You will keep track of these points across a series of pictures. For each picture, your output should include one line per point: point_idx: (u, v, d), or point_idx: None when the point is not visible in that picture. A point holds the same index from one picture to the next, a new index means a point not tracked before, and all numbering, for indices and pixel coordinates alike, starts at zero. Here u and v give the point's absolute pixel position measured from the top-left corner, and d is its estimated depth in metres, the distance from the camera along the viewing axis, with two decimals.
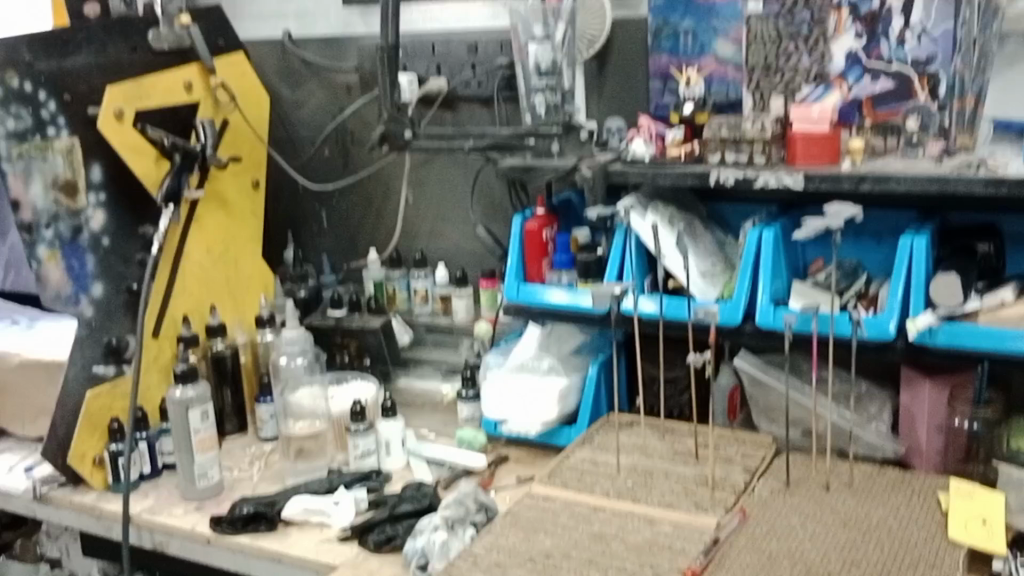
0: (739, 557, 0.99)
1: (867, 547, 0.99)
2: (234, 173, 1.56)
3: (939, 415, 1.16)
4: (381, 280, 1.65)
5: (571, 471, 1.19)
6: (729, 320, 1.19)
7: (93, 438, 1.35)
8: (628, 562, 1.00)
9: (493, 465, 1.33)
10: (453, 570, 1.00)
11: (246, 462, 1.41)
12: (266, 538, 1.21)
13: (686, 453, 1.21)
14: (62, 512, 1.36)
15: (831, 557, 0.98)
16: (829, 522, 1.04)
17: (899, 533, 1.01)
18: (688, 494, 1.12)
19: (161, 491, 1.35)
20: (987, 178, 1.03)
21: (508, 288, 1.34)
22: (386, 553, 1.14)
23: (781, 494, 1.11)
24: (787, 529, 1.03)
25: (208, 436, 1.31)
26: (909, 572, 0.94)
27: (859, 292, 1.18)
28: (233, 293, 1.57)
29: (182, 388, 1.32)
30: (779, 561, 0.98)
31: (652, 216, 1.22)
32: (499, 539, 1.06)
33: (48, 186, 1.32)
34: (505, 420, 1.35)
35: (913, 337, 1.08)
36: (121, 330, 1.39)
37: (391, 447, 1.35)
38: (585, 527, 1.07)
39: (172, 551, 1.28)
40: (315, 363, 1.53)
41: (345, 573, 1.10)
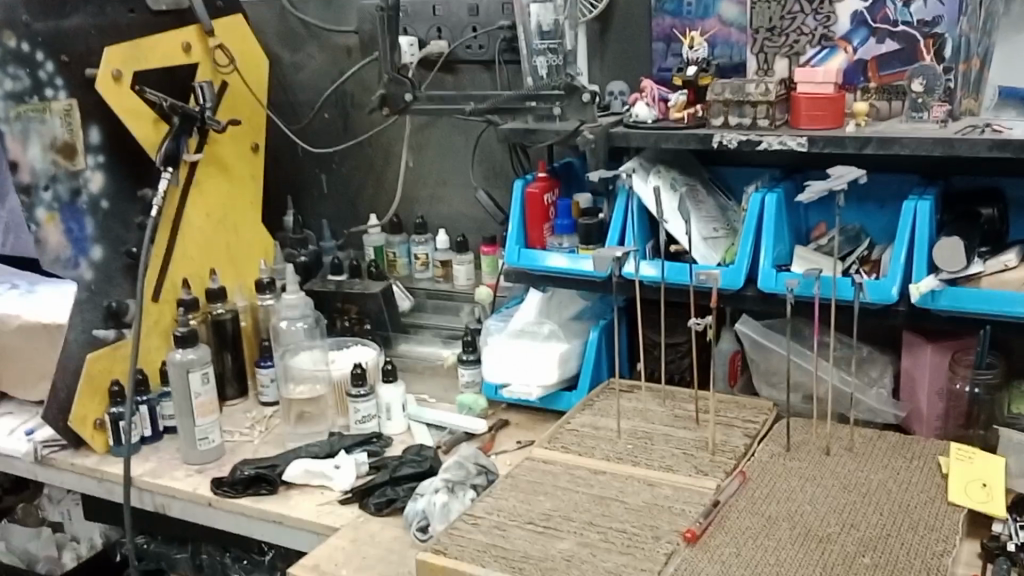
0: (738, 519, 1.00)
1: (867, 510, 0.99)
2: (233, 137, 1.55)
3: (940, 380, 1.17)
4: (382, 246, 1.66)
5: (572, 434, 1.20)
6: (730, 285, 1.19)
7: (94, 401, 1.34)
8: (628, 524, 1.00)
9: (493, 429, 1.33)
10: (453, 532, 1.00)
11: (246, 425, 1.42)
12: (267, 500, 1.21)
13: (686, 417, 1.21)
14: (64, 475, 1.36)
15: (830, 520, 0.98)
16: (829, 485, 1.04)
17: (899, 496, 1.01)
18: (688, 458, 1.12)
19: (162, 454, 1.35)
20: (992, 140, 1.02)
21: (509, 253, 1.33)
22: (388, 515, 1.14)
23: (781, 457, 1.11)
24: (786, 492, 1.04)
25: (209, 400, 1.32)
26: (908, 534, 0.95)
27: (862, 257, 1.18)
28: (233, 257, 1.57)
29: (182, 350, 1.32)
30: (779, 523, 0.98)
31: (655, 180, 1.22)
32: (500, 502, 1.06)
33: (46, 148, 1.31)
34: (505, 384, 1.35)
35: (914, 301, 1.08)
36: (121, 294, 1.39)
37: (391, 411, 1.35)
38: (585, 490, 1.07)
39: (174, 514, 1.29)
40: (315, 328, 1.53)
41: (346, 535, 1.11)
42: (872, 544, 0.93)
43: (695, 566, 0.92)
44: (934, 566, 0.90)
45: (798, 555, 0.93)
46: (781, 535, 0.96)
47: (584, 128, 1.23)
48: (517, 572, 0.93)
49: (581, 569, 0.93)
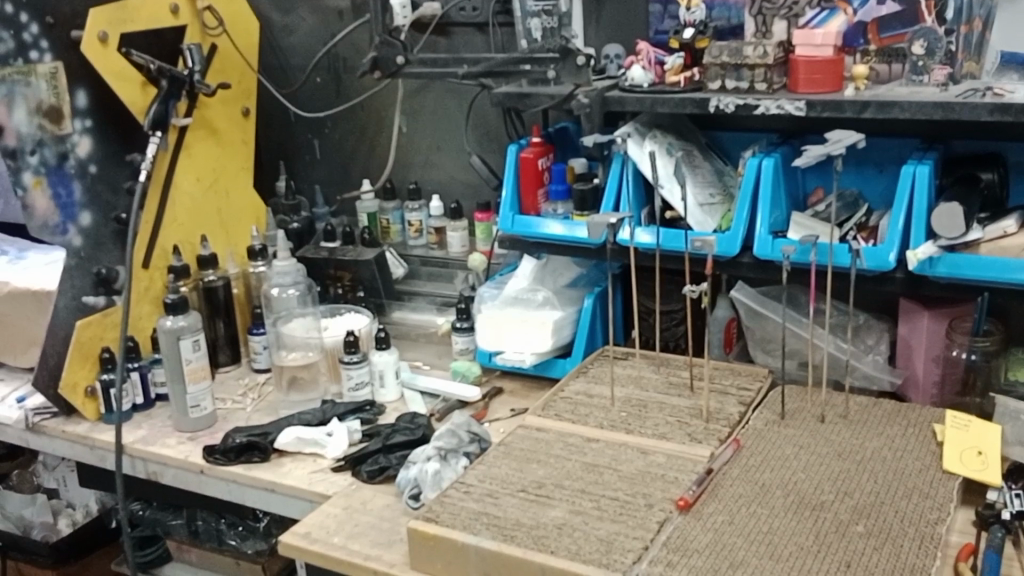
0: (732, 488, 0.99)
1: (861, 477, 0.99)
2: (223, 100, 1.53)
3: (937, 346, 1.16)
4: (375, 213, 1.64)
5: (566, 402, 1.19)
6: (726, 252, 1.17)
7: (85, 367, 1.33)
8: (620, 492, 1.00)
9: (487, 397, 1.32)
10: (445, 500, 1.00)
11: (239, 393, 1.41)
12: (259, 468, 1.21)
13: (680, 385, 1.20)
14: (56, 443, 1.36)
15: (824, 488, 0.97)
16: (824, 453, 1.03)
17: (894, 464, 1.01)
18: (682, 426, 1.11)
19: (154, 422, 1.34)
20: (993, 104, 1.00)
21: (503, 220, 1.31)
22: (380, 483, 1.14)
23: (776, 425, 1.10)
24: (781, 459, 1.03)
25: (200, 366, 1.31)
26: (902, 502, 0.94)
27: (859, 223, 1.16)
28: (224, 224, 1.55)
29: (172, 317, 1.30)
30: (772, 491, 0.98)
31: (650, 145, 1.20)
32: (492, 470, 1.05)
33: (32, 112, 1.29)
34: (500, 351, 1.34)
35: (912, 267, 1.06)
36: (111, 260, 1.37)
37: (384, 378, 1.34)
38: (578, 458, 1.06)
39: (166, 482, 1.28)
40: (308, 295, 1.52)
41: (338, 503, 1.10)
42: (867, 512, 0.93)
43: (687, 534, 0.92)
44: (928, 534, 0.89)
45: (791, 523, 0.92)
46: (775, 503, 0.95)
47: (579, 91, 1.21)
48: (509, 540, 0.92)
49: (573, 537, 0.92)
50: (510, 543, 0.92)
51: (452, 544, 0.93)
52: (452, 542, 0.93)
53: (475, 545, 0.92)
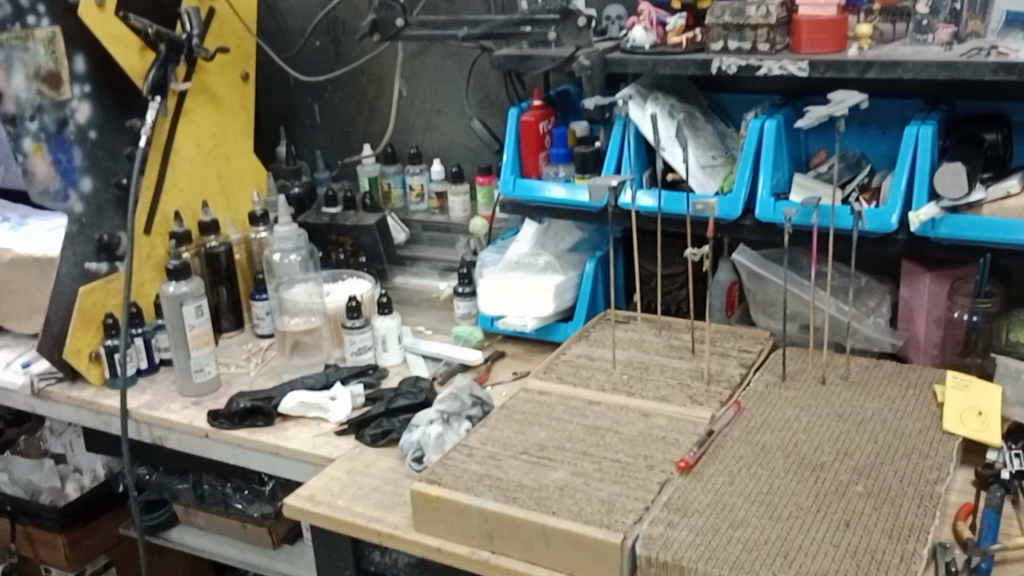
0: (732, 450, 0.99)
1: (861, 438, 0.99)
2: (222, 65, 1.52)
3: (939, 307, 1.15)
4: (376, 177, 1.63)
5: (568, 365, 1.19)
6: (728, 214, 1.17)
7: (89, 333, 1.34)
8: (622, 453, 1.00)
9: (489, 360, 1.33)
10: (448, 462, 1.01)
11: (243, 358, 1.41)
12: (263, 432, 1.21)
13: (682, 348, 1.20)
14: (61, 408, 1.36)
15: (824, 449, 0.98)
16: (824, 415, 1.04)
17: (894, 424, 1.01)
18: (683, 388, 1.11)
19: (159, 386, 1.35)
20: (998, 63, 0.99)
21: (504, 183, 1.31)
22: (383, 446, 1.14)
23: (777, 387, 1.10)
24: (781, 420, 1.04)
25: (203, 332, 1.31)
26: (901, 462, 0.95)
27: (861, 185, 1.16)
28: (226, 189, 1.55)
29: (175, 283, 1.31)
30: (772, 452, 0.98)
31: (652, 107, 1.19)
32: (494, 432, 1.06)
33: (30, 77, 1.30)
34: (502, 315, 1.35)
35: (914, 228, 1.06)
36: (112, 227, 1.37)
37: (387, 343, 1.35)
38: (580, 420, 1.07)
39: (171, 446, 1.29)
40: (309, 260, 1.53)
41: (342, 465, 1.11)
42: (867, 472, 0.93)
43: (687, 495, 0.92)
44: (927, 494, 0.90)
45: (791, 483, 0.93)
46: (775, 464, 0.96)
47: (580, 53, 1.20)
48: (511, 501, 0.93)
49: (574, 498, 0.93)
50: (512, 504, 0.93)
51: (455, 505, 0.94)
52: (455, 504, 0.94)
53: (479, 507, 0.93)
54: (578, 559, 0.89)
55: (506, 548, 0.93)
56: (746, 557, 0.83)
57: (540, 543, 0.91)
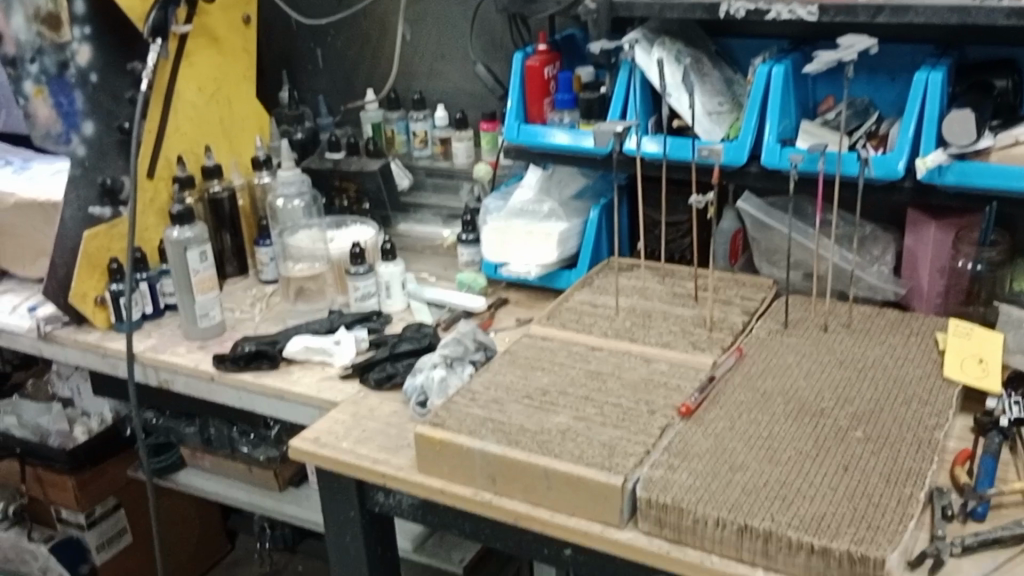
0: (733, 395, 1.00)
1: (861, 385, 1.00)
2: (222, 8, 1.50)
3: (943, 257, 1.15)
4: (380, 123, 1.62)
5: (571, 311, 1.20)
6: (733, 161, 1.17)
7: (94, 277, 1.35)
8: (623, 398, 1.01)
9: (493, 307, 1.33)
10: (451, 406, 1.01)
11: (247, 303, 1.42)
12: (268, 375, 1.22)
13: (685, 295, 1.21)
14: (68, 351, 1.37)
15: (824, 395, 0.99)
16: (825, 361, 1.04)
17: (894, 372, 1.01)
18: (686, 334, 1.12)
19: (164, 330, 1.36)
20: (1010, 8, 0.98)
21: (508, 129, 1.30)
22: (387, 390, 1.15)
23: (779, 334, 1.11)
24: (783, 367, 1.04)
25: (208, 277, 1.31)
26: (901, 408, 0.95)
27: (869, 132, 1.15)
28: (229, 134, 1.54)
29: (179, 228, 1.31)
30: (773, 397, 0.99)
31: (658, 52, 1.18)
32: (497, 377, 1.07)
33: (30, 18, 1.31)
34: (506, 263, 1.35)
35: (921, 175, 1.06)
36: (115, 170, 1.37)
37: (391, 289, 1.35)
38: (582, 365, 1.08)
39: (176, 389, 1.30)
40: (313, 205, 1.53)
41: (346, 409, 1.12)
42: (866, 418, 0.94)
43: (688, 440, 0.94)
44: (925, 439, 0.90)
45: (791, 428, 0.94)
46: (775, 409, 0.97)
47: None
48: (513, 444, 0.94)
49: (576, 442, 0.94)
50: (515, 447, 0.94)
51: (457, 448, 0.95)
52: (458, 447, 0.95)
53: (481, 450, 0.94)
54: (580, 501, 0.91)
55: (508, 489, 0.95)
56: (745, 500, 0.85)
57: (542, 485, 0.92)
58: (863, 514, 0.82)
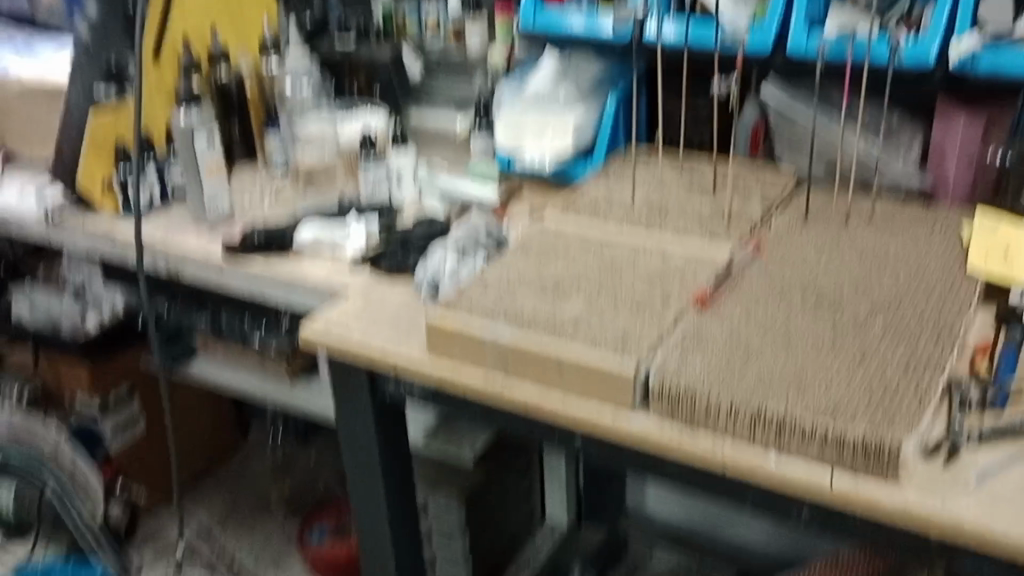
0: (751, 285, 0.99)
1: (881, 276, 0.98)
2: None
3: (972, 147, 1.12)
4: (391, 9, 1.57)
5: (586, 201, 1.18)
6: (758, 49, 1.13)
7: (101, 160, 1.32)
8: (638, 287, 1.00)
9: (505, 198, 1.30)
10: (463, 292, 1.01)
11: (257, 190, 1.40)
12: (278, 260, 1.22)
13: (703, 186, 1.18)
14: (76, 238, 1.34)
15: (843, 285, 0.97)
16: (845, 252, 1.03)
17: (916, 263, 1.00)
18: (703, 224, 1.10)
19: (174, 217, 1.34)
20: None
21: (524, 16, 1.25)
22: (398, 277, 1.14)
23: (799, 227, 1.08)
24: (802, 257, 1.02)
25: (216, 161, 1.30)
26: (922, 300, 0.94)
27: (902, 14, 1.07)
28: (234, 11, 1.48)
29: (186, 113, 1.26)
30: (791, 287, 0.98)
31: None
32: (510, 265, 1.05)
33: None
34: (518, 152, 1.30)
35: (953, 64, 1.02)
36: (121, 51, 1.34)
37: (402, 179, 1.33)
38: (596, 255, 1.06)
39: (186, 278, 1.28)
40: (322, 86, 1.51)
41: (357, 296, 1.11)
42: (885, 309, 0.93)
43: (703, 328, 0.93)
44: (944, 330, 0.89)
45: (808, 318, 0.92)
46: (793, 299, 0.95)
47: None
48: (526, 330, 0.94)
49: (590, 328, 0.93)
50: (527, 333, 0.93)
51: (470, 336, 0.95)
52: (470, 336, 0.95)
53: (493, 339, 0.94)
54: (593, 385, 0.91)
55: (521, 374, 0.95)
56: (759, 387, 0.84)
57: (555, 370, 0.92)
58: (879, 402, 0.81)
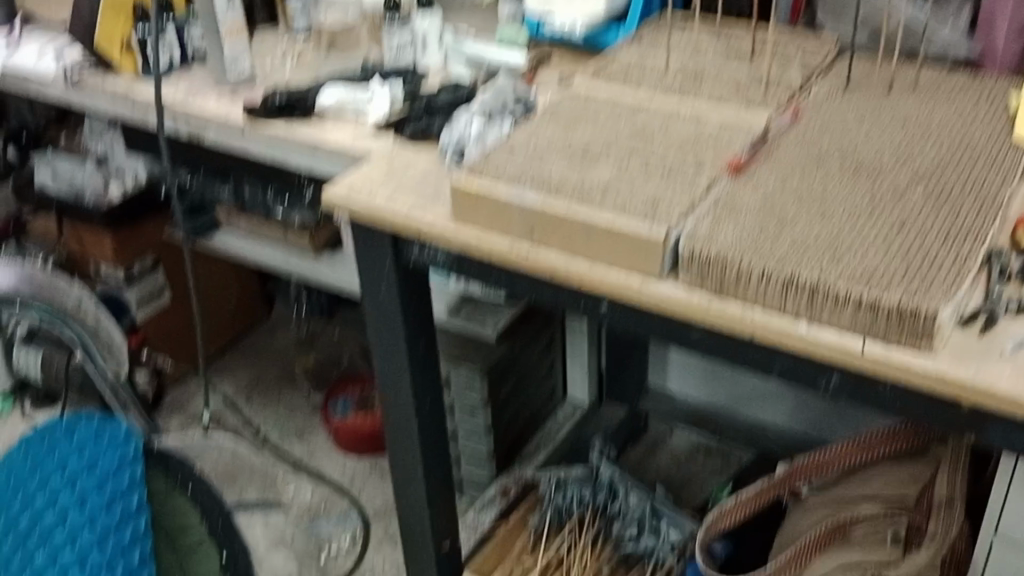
0: (787, 152, 0.95)
1: (924, 145, 0.94)
2: None
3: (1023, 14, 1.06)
4: None
5: (618, 67, 1.13)
6: None
7: (120, 20, 1.30)
8: (670, 153, 0.97)
9: (534, 66, 1.25)
10: (489, 156, 0.98)
11: (279, 53, 1.36)
12: (300, 124, 1.19)
13: (741, 52, 1.13)
14: (96, 99, 1.33)
15: (884, 153, 0.94)
16: (887, 121, 0.99)
17: (961, 132, 0.96)
18: (739, 91, 1.06)
19: (195, 79, 1.31)
20: None
21: None
22: (422, 143, 1.11)
23: (839, 95, 1.04)
24: (841, 125, 0.99)
25: (235, 23, 1.26)
26: (965, 169, 0.90)
27: None
28: None
29: None
30: (829, 155, 0.94)
31: None
32: (538, 130, 1.02)
33: None
34: (548, 16, 1.25)
35: None
36: None
37: (427, 41, 1.29)
38: (628, 121, 1.03)
39: (208, 141, 1.27)
40: None
41: (381, 159, 1.08)
42: (927, 177, 0.90)
43: (736, 194, 0.90)
44: (987, 199, 0.86)
45: (845, 187, 0.89)
46: (830, 167, 0.92)
47: None
48: (553, 195, 0.91)
49: (619, 194, 0.91)
50: (554, 198, 0.91)
51: (494, 201, 0.93)
52: (495, 201, 0.92)
53: (520, 204, 0.91)
54: (620, 252, 0.88)
55: (546, 242, 0.92)
56: (793, 253, 0.82)
57: (581, 236, 0.90)
58: (918, 269, 0.79)
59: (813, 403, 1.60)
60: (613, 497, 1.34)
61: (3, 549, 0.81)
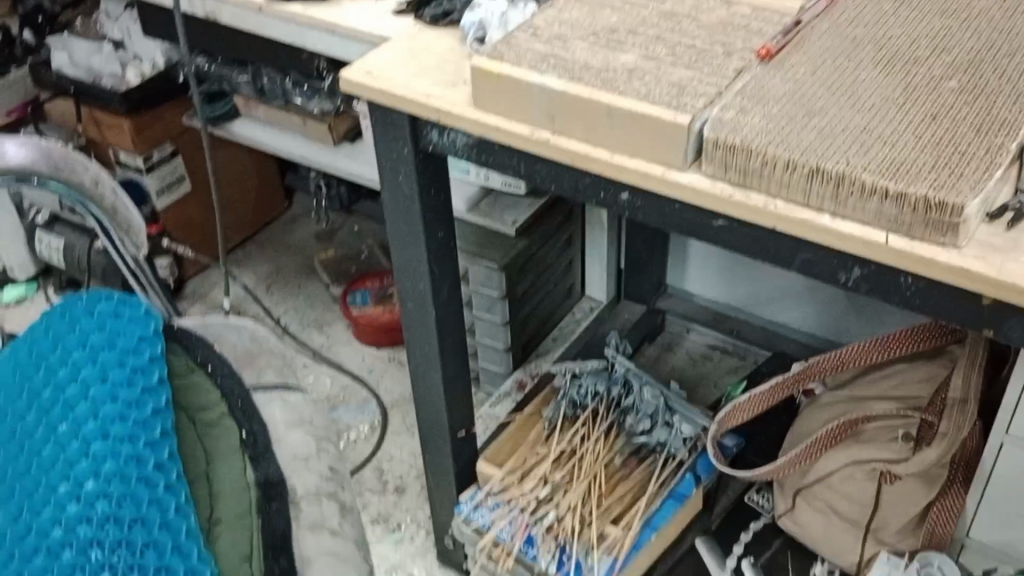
0: (819, 41, 0.92)
1: (963, 35, 0.91)
2: None
3: None
4: None
5: None
6: None
7: None
8: (697, 41, 0.94)
9: None
10: (511, 40, 0.95)
11: None
12: (318, 6, 1.16)
13: None
14: None
15: (920, 43, 0.90)
16: (925, 10, 0.95)
17: (1001, 23, 0.92)
18: None
19: None
20: None
21: None
22: (443, 28, 1.08)
23: None
24: (878, 13, 0.95)
25: None
26: (1004, 60, 0.87)
27: None
28: None
29: None
30: (863, 44, 0.91)
31: None
32: (562, 15, 0.99)
33: None
34: None
35: None
36: None
37: None
38: (655, 7, 0.99)
39: (225, 22, 1.27)
40: None
41: (401, 43, 1.06)
42: (963, 68, 0.87)
43: (765, 82, 0.87)
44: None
45: (878, 75, 0.86)
46: (864, 56, 0.89)
47: None
48: (576, 80, 0.89)
49: (643, 81, 0.88)
50: (576, 82, 0.89)
51: (516, 84, 0.91)
52: (517, 83, 0.90)
53: (541, 86, 0.89)
54: (641, 140, 0.87)
55: (568, 128, 0.91)
56: (821, 142, 0.80)
57: (604, 123, 0.88)
58: (948, 162, 0.77)
59: (830, 296, 1.59)
60: (627, 392, 1.35)
61: (28, 422, 0.82)
